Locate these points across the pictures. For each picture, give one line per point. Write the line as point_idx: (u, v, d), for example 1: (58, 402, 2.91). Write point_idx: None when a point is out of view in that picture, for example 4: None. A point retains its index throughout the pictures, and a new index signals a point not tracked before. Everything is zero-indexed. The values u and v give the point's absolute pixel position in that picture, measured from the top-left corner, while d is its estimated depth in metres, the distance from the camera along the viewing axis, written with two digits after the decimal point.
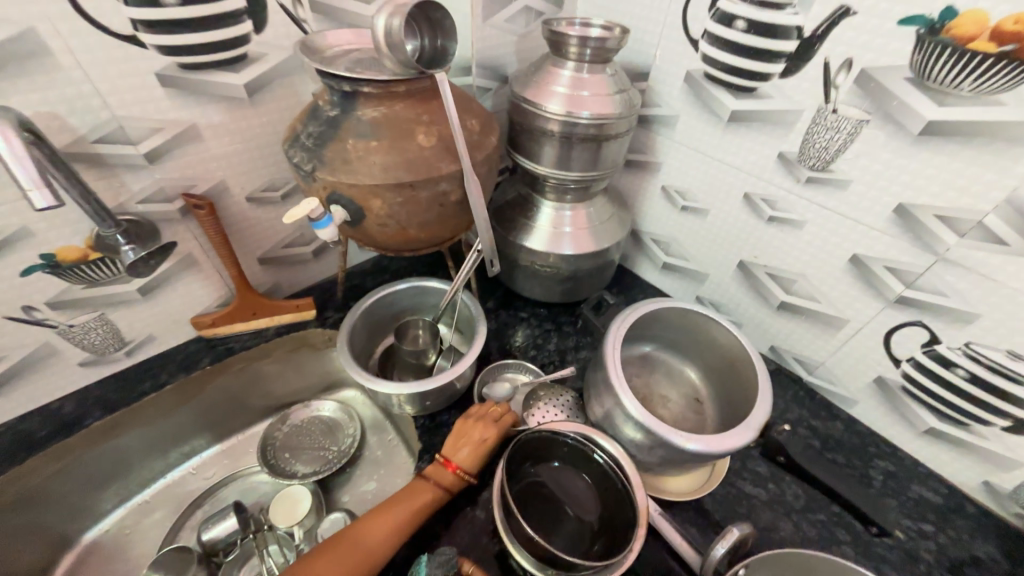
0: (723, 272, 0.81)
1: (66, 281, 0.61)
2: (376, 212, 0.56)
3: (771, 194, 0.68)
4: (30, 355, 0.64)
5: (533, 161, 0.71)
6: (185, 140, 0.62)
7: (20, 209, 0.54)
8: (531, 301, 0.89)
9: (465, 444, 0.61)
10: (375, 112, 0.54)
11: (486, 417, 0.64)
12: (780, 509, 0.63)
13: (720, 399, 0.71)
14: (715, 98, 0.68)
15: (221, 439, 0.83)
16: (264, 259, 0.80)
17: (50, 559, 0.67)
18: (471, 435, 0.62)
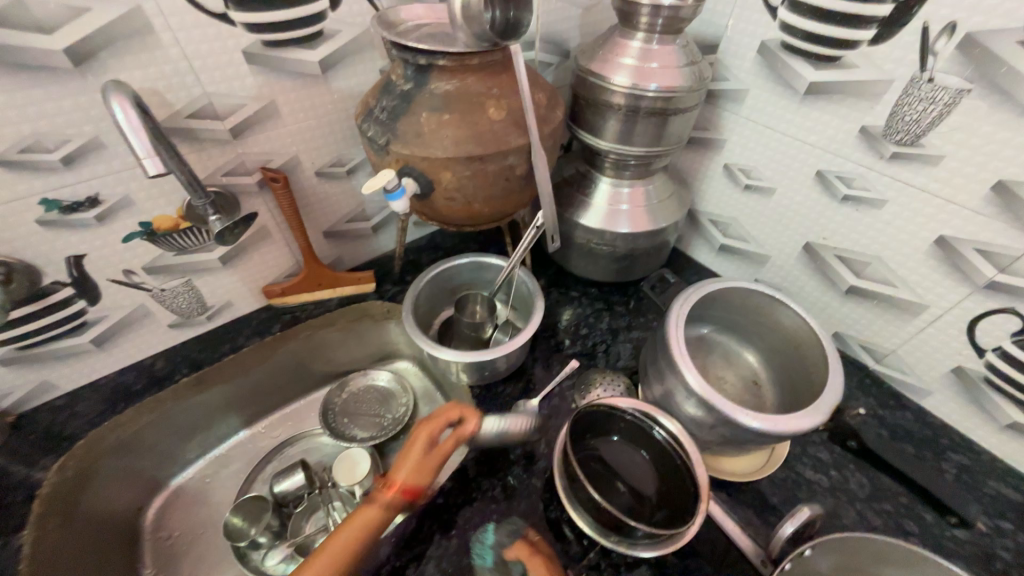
0: (787, 255, 0.79)
1: (160, 247, 0.66)
2: (444, 185, 0.57)
3: (848, 171, 0.65)
4: (128, 315, 0.70)
5: (595, 136, 0.70)
6: (265, 115, 0.65)
7: (125, 179, 0.58)
8: (582, 281, 0.90)
9: (406, 462, 0.56)
10: (448, 84, 0.55)
11: (432, 421, 0.58)
12: (842, 496, 0.62)
13: (782, 383, 0.69)
14: (792, 70, 0.64)
15: (286, 401, 0.88)
16: (328, 233, 0.84)
17: (144, 500, 0.74)
18: (415, 449, 0.57)
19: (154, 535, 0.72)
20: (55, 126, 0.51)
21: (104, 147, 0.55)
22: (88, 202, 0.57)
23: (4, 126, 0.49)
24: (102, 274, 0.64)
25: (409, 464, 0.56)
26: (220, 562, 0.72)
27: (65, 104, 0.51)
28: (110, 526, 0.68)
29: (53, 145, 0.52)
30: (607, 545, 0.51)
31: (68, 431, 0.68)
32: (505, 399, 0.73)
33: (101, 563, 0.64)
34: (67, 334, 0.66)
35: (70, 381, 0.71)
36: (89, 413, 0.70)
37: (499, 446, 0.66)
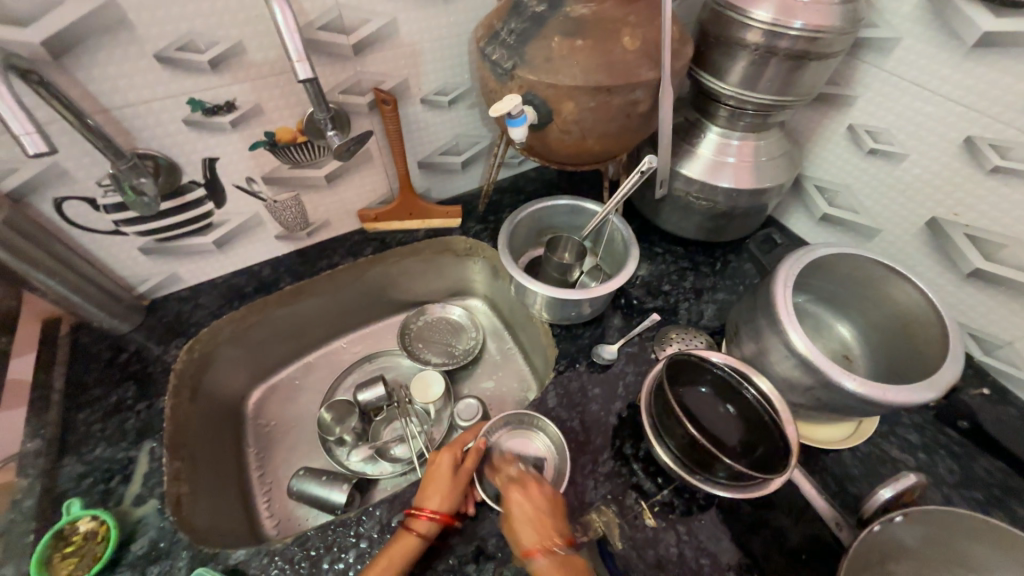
0: (903, 229, 0.73)
1: (279, 159, 0.70)
2: (564, 116, 0.56)
3: (1006, 139, 0.58)
4: (244, 222, 0.75)
5: (717, 79, 0.66)
6: (385, 33, 0.65)
7: (258, 86, 0.61)
8: (667, 238, 0.87)
9: (434, 485, 0.55)
10: (585, 9, 0.53)
11: (455, 446, 0.58)
12: (931, 480, 0.60)
13: (879, 362, 0.66)
14: (962, 16, 0.57)
15: (368, 322, 0.94)
16: (422, 163, 0.85)
17: (248, 390, 0.83)
18: (444, 471, 0.56)
19: (254, 421, 0.82)
20: (207, 26, 0.54)
21: (246, 52, 0.58)
22: (226, 106, 0.61)
23: (168, 23, 0.52)
24: (229, 179, 0.68)
25: (442, 481, 0.55)
26: (310, 453, 0.81)
27: (218, 4, 0.53)
28: (220, 407, 0.77)
29: (204, 46, 0.55)
30: (689, 480, 0.53)
31: (192, 319, 0.75)
32: (585, 340, 0.73)
33: (217, 437, 0.74)
34: (195, 232, 0.72)
35: (193, 277, 0.78)
36: (211, 306, 0.77)
37: (578, 384, 0.68)
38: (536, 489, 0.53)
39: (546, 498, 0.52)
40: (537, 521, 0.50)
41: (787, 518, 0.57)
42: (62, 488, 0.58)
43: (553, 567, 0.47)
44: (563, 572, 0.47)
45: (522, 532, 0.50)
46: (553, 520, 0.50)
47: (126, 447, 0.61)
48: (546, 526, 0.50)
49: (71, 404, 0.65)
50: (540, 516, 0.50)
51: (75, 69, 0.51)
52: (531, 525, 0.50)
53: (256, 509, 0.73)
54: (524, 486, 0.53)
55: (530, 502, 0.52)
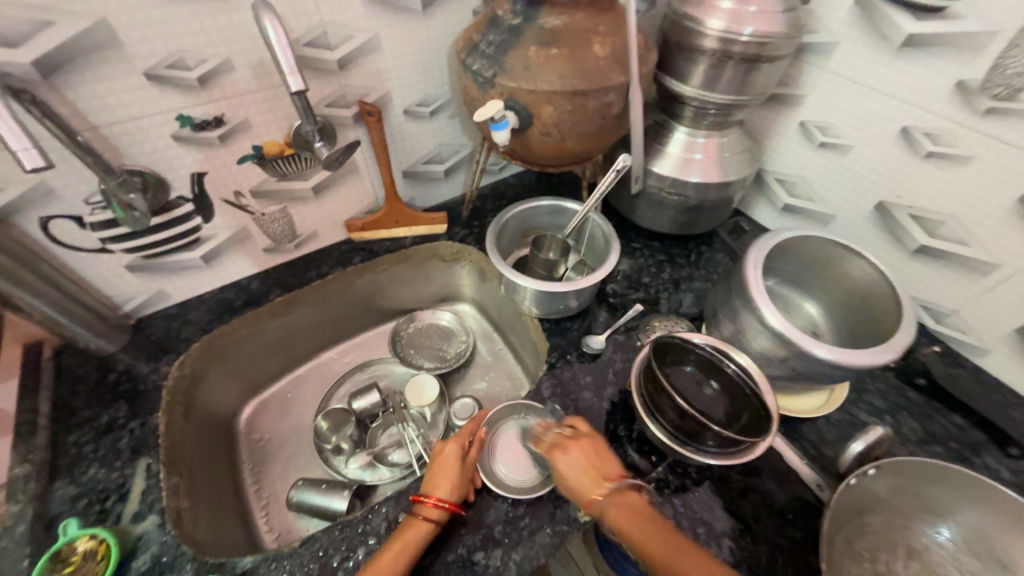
0: (855, 214, 0.80)
1: (267, 172, 0.71)
2: (544, 119, 0.60)
3: (935, 127, 0.65)
4: (233, 235, 0.76)
5: (680, 83, 0.71)
6: (368, 49, 0.68)
7: (246, 101, 0.63)
8: (644, 234, 0.92)
9: (441, 474, 0.56)
10: (558, 20, 0.58)
11: (460, 437, 0.60)
12: (898, 439, 0.65)
13: (844, 334, 0.71)
14: (890, 21, 0.64)
15: (358, 331, 0.94)
16: (407, 172, 0.87)
17: (239, 405, 0.82)
18: (450, 462, 0.57)
19: (247, 437, 0.81)
20: (196, 45, 0.56)
21: (234, 68, 0.60)
22: (215, 121, 0.62)
23: (158, 42, 0.54)
24: (217, 193, 0.69)
25: (449, 471, 0.57)
26: (306, 464, 0.80)
27: (207, 24, 0.55)
28: (213, 423, 0.76)
29: (193, 64, 0.57)
30: (681, 452, 0.56)
31: (181, 336, 0.75)
32: (574, 332, 0.77)
33: (211, 453, 0.73)
34: (183, 248, 0.72)
35: (180, 294, 0.77)
36: (200, 321, 0.77)
37: (570, 374, 0.71)
38: (582, 442, 0.56)
39: (595, 448, 0.56)
40: (591, 472, 0.54)
41: (772, 482, 0.61)
42: (54, 511, 0.57)
43: (618, 507, 0.50)
44: (627, 508, 0.51)
45: (580, 482, 0.53)
46: (607, 463, 0.55)
47: (121, 465, 0.61)
48: (602, 476, 0.54)
49: (60, 427, 0.64)
50: (591, 462, 0.55)
51: (66, 88, 0.52)
52: (584, 475, 0.53)
53: (254, 525, 0.72)
54: (574, 438, 0.57)
55: (580, 446, 0.56)
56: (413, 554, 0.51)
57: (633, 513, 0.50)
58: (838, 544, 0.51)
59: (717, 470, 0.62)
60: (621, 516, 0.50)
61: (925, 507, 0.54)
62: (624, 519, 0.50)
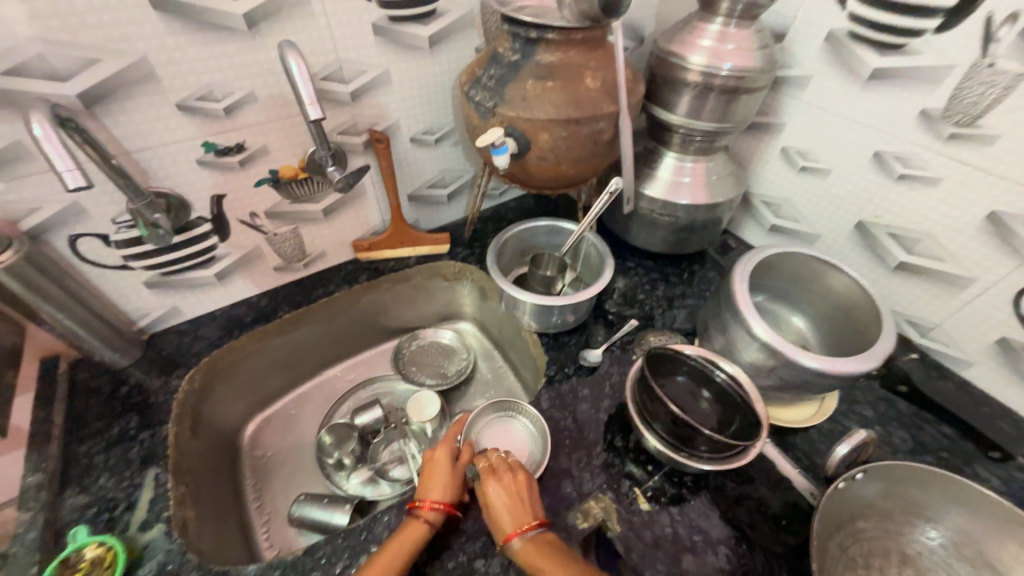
0: (838, 233, 0.84)
1: (281, 194, 0.76)
2: (540, 145, 0.65)
3: (905, 151, 0.70)
4: (246, 254, 0.80)
5: (667, 112, 0.77)
6: (380, 82, 0.74)
7: (266, 129, 0.68)
8: (638, 253, 0.96)
9: (435, 478, 0.59)
10: (554, 57, 0.63)
11: (446, 444, 0.63)
12: (888, 449, 0.67)
13: (832, 347, 0.74)
14: (857, 56, 0.70)
15: (361, 349, 0.97)
16: (412, 196, 0.92)
17: (243, 421, 0.83)
18: (438, 469, 0.60)
19: (251, 452, 0.82)
20: (224, 79, 0.62)
21: (257, 100, 0.65)
22: (236, 147, 0.67)
23: (189, 77, 0.59)
24: (234, 214, 0.74)
25: (438, 476, 0.59)
26: (308, 480, 0.81)
27: (236, 61, 0.61)
28: (219, 437, 0.78)
29: (220, 95, 0.62)
30: (676, 459, 0.58)
31: (191, 350, 0.77)
32: (571, 346, 0.79)
33: (215, 467, 0.74)
34: (198, 265, 0.75)
35: (193, 310, 0.80)
36: (211, 336, 0.79)
37: (568, 387, 0.73)
38: (514, 476, 0.57)
39: (517, 480, 0.57)
40: (513, 505, 0.55)
41: (766, 490, 0.62)
42: (64, 519, 0.58)
43: (529, 546, 0.51)
44: (539, 548, 0.51)
45: (501, 518, 0.54)
46: (528, 502, 0.55)
47: (130, 475, 0.62)
48: (524, 511, 0.54)
49: (72, 438, 0.66)
50: (514, 503, 0.55)
51: (104, 117, 0.57)
52: (506, 512, 0.54)
53: (255, 539, 0.72)
54: (495, 472, 0.58)
55: (507, 501, 0.55)
56: (410, 553, 0.53)
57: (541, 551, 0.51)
58: (831, 550, 0.52)
59: (713, 479, 0.63)
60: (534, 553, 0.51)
61: (912, 510, 0.55)
62: (536, 553, 0.51)
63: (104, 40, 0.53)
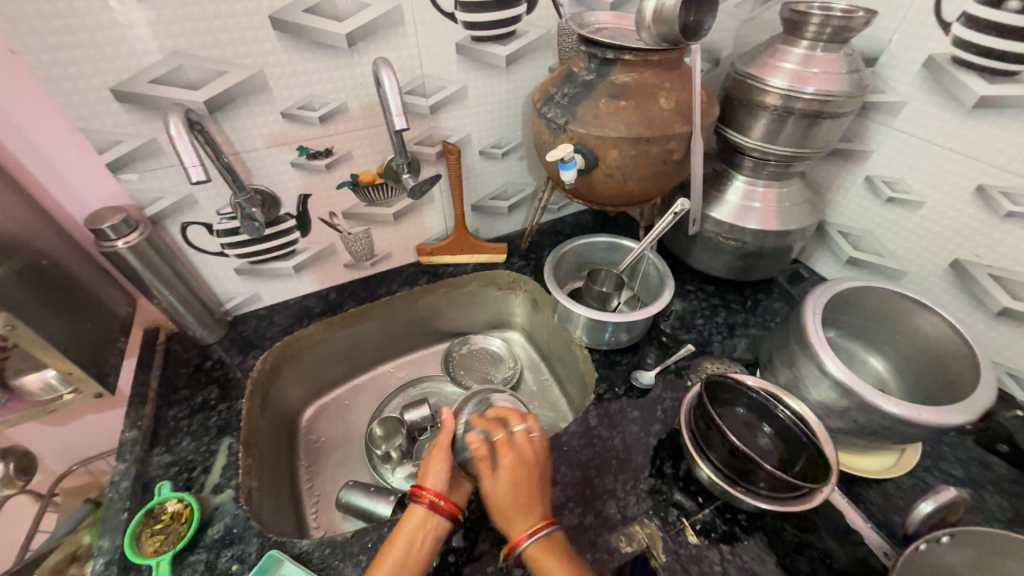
0: (928, 270, 0.77)
1: (359, 197, 0.82)
2: (608, 162, 0.66)
3: (1015, 186, 0.64)
4: (323, 250, 0.86)
5: (741, 134, 0.75)
6: (457, 97, 0.79)
7: (353, 137, 0.75)
8: (698, 277, 0.93)
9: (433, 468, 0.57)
10: (629, 77, 0.64)
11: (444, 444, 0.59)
12: (980, 515, 0.60)
13: (915, 393, 0.68)
14: (962, 83, 0.65)
15: (414, 348, 1.00)
16: (475, 205, 0.96)
17: (303, 405, 0.89)
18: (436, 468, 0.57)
19: (307, 436, 0.87)
20: (323, 91, 0.68)
21: (348, 110, 0.72)
22: (325, 152, 0.74)
23: (294, 89, 0.66)
24: (317, 213, 0.81)
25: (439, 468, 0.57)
26: (356, 468, 0.84)
27: (335, 75, 0.68)
28: (282, 418, 0.83)
29: (318, 106, 0.69)
30: (732, 493, 0.56)
31: (267, 334, 0.85)
32: (623, 366, 0.78)
33: (276, 445, 0.80)
34: (281, 257, 0.83)
35: (271, 297, 0.88)
36: (284, 323, 0.86)
37: (618, 407, 0.72)
38: (505, 456, 0.57)
39: (535, 468, 0.57)
40: (528, 492, 0.55)
41: (830, 540, 0.58)
42: (151, 474, 0.65)
43: (539, 546, 0.52)
44: (549, 550, 0.51)
45: (506, 507, 0.54)
46: (538, 498, 0.55)
47: (208, 441, 0.69)
48: (531, 508, 0.54)
49: (163, 402, 0.74)
50: (524, 497, 0.55)
51: (223, 122, 0.65)
52: (520, 496, 0.55)
53: (305, 518, 0.76)
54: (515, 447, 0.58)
55: (518, 467, 0.57)
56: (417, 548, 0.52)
57: (563, 561, 0.51)
58: None
59: (770, 521, 0.59)
60: (540, 554, 0.51)
61: None
62: (540, 552, 0.51)
63: (231, 56, 0.61)
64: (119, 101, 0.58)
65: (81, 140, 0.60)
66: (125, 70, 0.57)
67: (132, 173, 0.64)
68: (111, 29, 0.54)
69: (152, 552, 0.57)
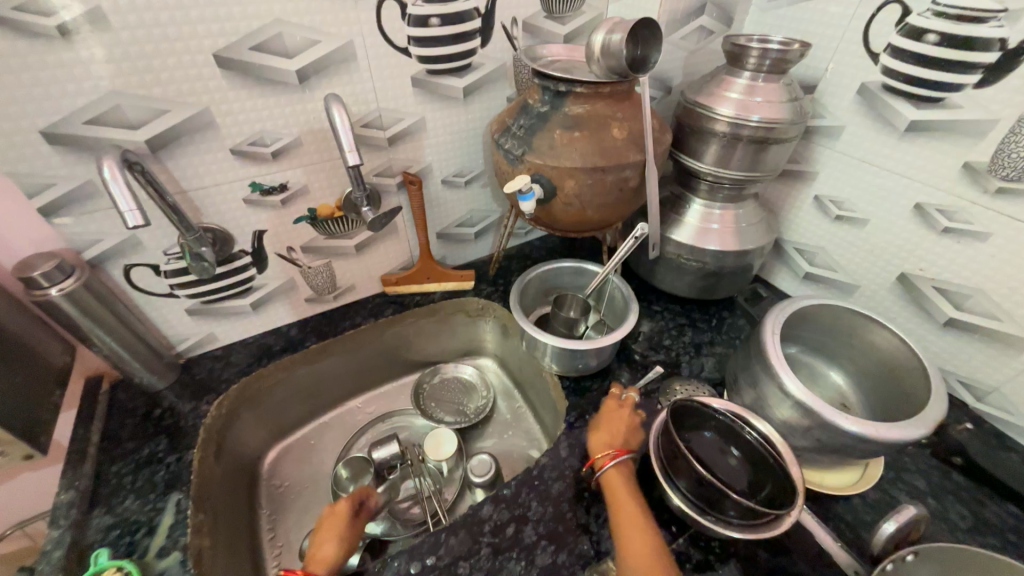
0: (879, 284, 0.80)
1: (317, 230, 0.80)
2: (566, 191, 0.67)
3: (949, 204, 0.68)
4: (281, 285, 0.84)
5: (694, 159, 0.77)
6: (416, 128, 0.79)
7: (309, 171, 0.73)
8: (664, 297, 0.94)
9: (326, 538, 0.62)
10: (581, 108, 0.65)
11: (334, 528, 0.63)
12: (943, 526, 0.61)
13: (875, 407, 0.69)
14: (893, 109, 0.69)
15: (383, 381, 0.97)
16: (440, 233, 0.95)
17: (264, 449, 0.84)
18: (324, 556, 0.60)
19: (268, 482, 0.82)
20: (274, 127, 0.67)
21: (302, 145, 0.70)
22: (280, 187, 0.72)
23: (243, 125, 0.65)
24: (273, 248, 0.78)
25: (330, 542, 0.61)
26: (323, 513, 0.80)
27: (286, 110, 0.67)
28: (240, 465, 0.78)
29: (270, 141, 0.68)
30: (702, 522, 0.55)
31: (222, 376, 0.80)
32: (594, 392, 0.77)
33: (234, 495, 0.75)
34: (236, 295, 0.79)
35: (228, 337, 0.84)
36: (241, 363, 0.82)
37: (589, 435, 0.71)
38: (620, 407, 0.68)
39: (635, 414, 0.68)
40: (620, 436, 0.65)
41: (803, 564, 0.58)
42: (89, 540, 0.60)
43: (613, 475, 0.60)
44: (619, 484, 0.60)
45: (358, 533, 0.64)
46: (633, 436, 0.65)
47: (154, 499, 0.64)
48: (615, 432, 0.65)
49: (105, 458, 0.69)
50: (618, 422, 0.66)
51: (167, 160, 0.62)
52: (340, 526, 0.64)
53: (265, 574, 0.71)
54: (620, 405, 0.69)
55: (614, 416, 0.67)
56: None
57: (629, 493, 0.59)
58: None
59: (743, 547, 0.59)
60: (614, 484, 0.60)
61: None
62: (613, 479, 0.60)
63: (174, 94, 0.59)
64: (51, 143, 0.55)
65: (7, 185, 0.56)
66: (57, 111, 0.54)
67: (68, 216, 0.61)
68: (40, 70, 0.52)
69: None
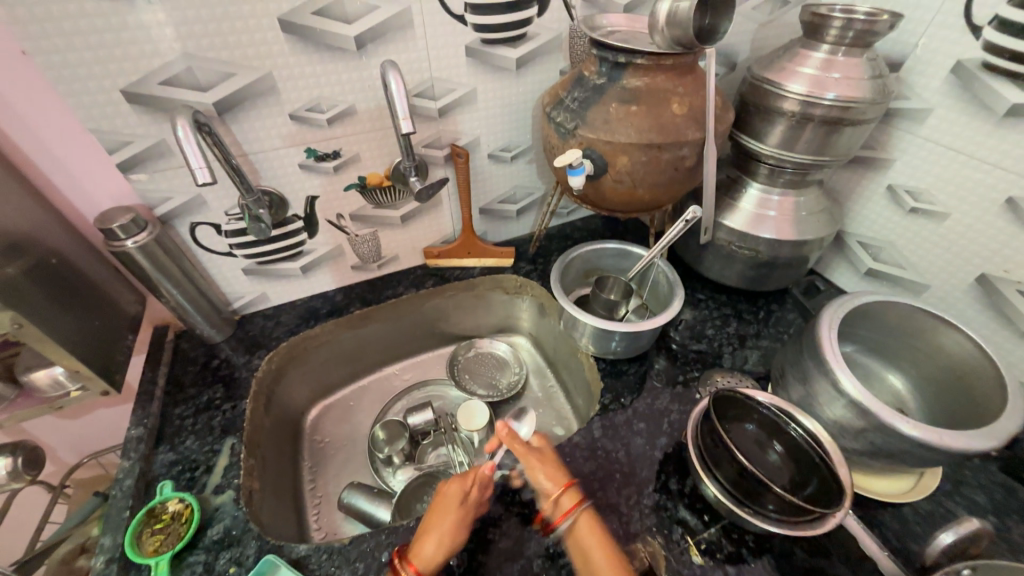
0: (953, 285, 0.74)
1: (366, 199, 0.82)
2: (617, 168, 0.65)
3: None
4: (329, 251, 0.86)
5: (756, 140, 0.73)
6: (466, 100, 0.78)
7: (362, 140, 0.75)
8: (710, 286, 0.91)
9: (439, 520, 0.55)
10: (640, 81, 0.62)
11: (445, 522, 0.55)
12: (1004, 545, 0.57)
13: (937, 414, 0.65)
14: (991, 90, 0.62)
15: (419, 351, 1.00)
16: (483, 209, 0.95)
17: (308, 406, 0.88)
18: (428, 549, 0.53)
19: (310, 437, 0.86)
20: (331, 94, 0.68)
21: (356, 113, 0.72)
22: (333, 154, 0.74)
23: (302, 91, 0.66)
24: (324, 215, 0.80)
25: (432, 540, 0.54)
26: (359, 470, 0.84)
27: (343, 78, 0.68)
28: (285, 419, 0.83)
29: (326, 108, 0.69)
30: (738, 514, 0.54)
31: (272, 334, 0.85)
32: (631, 377, 0.76)
33: (280, 445, 0.80)
34: (288, 258, 0.83)
35: (279, 297, 0.88)
36: (290, 323, 0.87)
37: (623, 419, 0.70)
38: (453, 491, 0.57)
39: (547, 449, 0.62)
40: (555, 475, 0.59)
41: (842, 567, 0.56)
42: (154, 472, 0.66)
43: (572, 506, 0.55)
44: (590, 528, 0.54)
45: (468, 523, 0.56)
46: (464, 523, 0.56)
47: (211, 441, 0.70)
48: (450, 522, 0.55)
49: (169, 400, 0.75)
50: (457, 513, 0.55)
51: (232, 123, 0.65)
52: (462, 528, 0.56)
53: (306, 520, 0.76)
54: (462, 493, 0.57)
55: (450, 508, 0.56)
56: None
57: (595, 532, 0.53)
58: None
59: (778, 544, 0.58)
60: (583, 530, 0.53)
61: None
62: (586, 527, 0.54)
63: (241, 58, 0.61)
64: (130, 103, 0.59)
65: (93, 142, 0.60)
66: (136, 72, 0.57)
67: (142, 173, 0.65)
68: (123, 30, 0.54)
69: (152, 552, 0.57)
